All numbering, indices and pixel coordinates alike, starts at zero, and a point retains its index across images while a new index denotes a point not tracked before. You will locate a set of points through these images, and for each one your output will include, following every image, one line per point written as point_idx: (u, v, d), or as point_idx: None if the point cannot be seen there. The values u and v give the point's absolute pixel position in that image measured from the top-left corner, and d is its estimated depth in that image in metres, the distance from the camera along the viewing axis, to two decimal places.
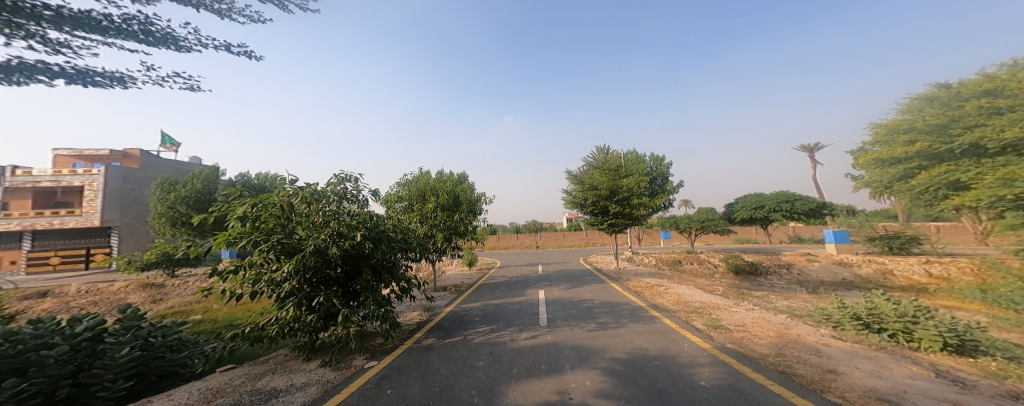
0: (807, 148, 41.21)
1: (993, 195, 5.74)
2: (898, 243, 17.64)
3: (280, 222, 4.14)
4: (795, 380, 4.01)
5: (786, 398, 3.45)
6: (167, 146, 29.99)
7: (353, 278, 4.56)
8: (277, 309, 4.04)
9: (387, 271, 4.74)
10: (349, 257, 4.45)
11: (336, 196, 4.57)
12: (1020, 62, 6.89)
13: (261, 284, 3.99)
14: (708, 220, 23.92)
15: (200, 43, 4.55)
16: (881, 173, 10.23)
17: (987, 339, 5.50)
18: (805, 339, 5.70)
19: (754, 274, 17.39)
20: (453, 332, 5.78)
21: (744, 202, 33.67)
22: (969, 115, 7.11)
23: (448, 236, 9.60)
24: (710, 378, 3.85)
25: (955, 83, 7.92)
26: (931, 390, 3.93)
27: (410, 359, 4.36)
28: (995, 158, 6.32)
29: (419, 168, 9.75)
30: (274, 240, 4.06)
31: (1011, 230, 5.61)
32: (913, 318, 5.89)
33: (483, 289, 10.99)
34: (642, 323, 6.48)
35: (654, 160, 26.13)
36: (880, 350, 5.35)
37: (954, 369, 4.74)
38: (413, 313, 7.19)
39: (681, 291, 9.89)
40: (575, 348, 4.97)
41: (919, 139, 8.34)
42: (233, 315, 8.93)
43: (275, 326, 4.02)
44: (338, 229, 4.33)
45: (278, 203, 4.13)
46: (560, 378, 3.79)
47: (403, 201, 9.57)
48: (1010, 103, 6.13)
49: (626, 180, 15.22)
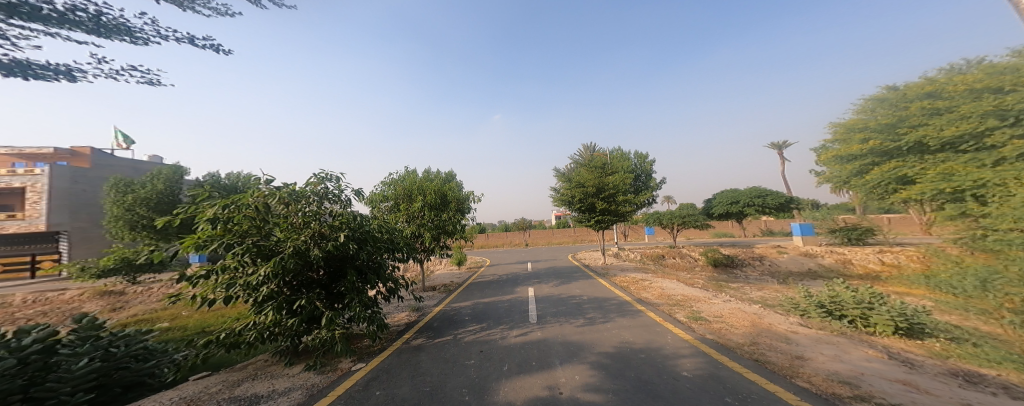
0: (779, 146, 42.87)
1: (936, 188, 6.27)
2: (855, 234, 18.77)
3: (255, 223, 3.99)
4: (768, 367, 4.23)
5: (760, 385, 3.63)
6: (120, 143, 28.11)
7: (336, 280, 4.47)
8: (254, 314, 3.88)
9: (372, 272, 4.67)
10: (333, 259, 4.36)
11: (315, 195, 4.46)
12: (956, 66, 7.48)
13: (236, 288, 3.81)
14: (689, 216, 24.68)
15: (160, 35, 4.32)
16: (841, 169, 10.85)
17: (931, 322, 5.98)
18: (775, 328, 6.01)
19: (730, 266, 18.08)
20: (443, 331, 5.76)
21: (720, 197, 34.91)
22: (913, 115, 7.64)
23: (436, 236, 9.52)
24: (692, 369, 4.02)
25: (901, 85, 8.46)
26: (885, 371, 4.24)
27: (400, 360, 4.32)
28: (936, 154, 6.84)
29: (405, 167, 9.60)
30: (250, 242, 3.90)
31: (950, 220, 6.09)
32: (869, 305, 6.30)
33: (472, 288, 11.00)
34: (628, 317, 6.66)
35: (638, 157, 26.74)
36: (841, 336, 5.72)
37: (904, 351, 5.13)
38: (402, 314, 7.12)
39: (665, 285, 10.22)
40: (564, 343, 5.06)
41: (873, 137, 8.93)
42: (206, 321, 8.55)
43: (254, 331, 3.85)
44: (320, 230, 4.22)
45: (253, 203, 3.97)
46: (550, 373, 3.85)
47: (388, 201, 9.37)
48: (948, 105, 6.64)
49: (611, 177, 15.50)
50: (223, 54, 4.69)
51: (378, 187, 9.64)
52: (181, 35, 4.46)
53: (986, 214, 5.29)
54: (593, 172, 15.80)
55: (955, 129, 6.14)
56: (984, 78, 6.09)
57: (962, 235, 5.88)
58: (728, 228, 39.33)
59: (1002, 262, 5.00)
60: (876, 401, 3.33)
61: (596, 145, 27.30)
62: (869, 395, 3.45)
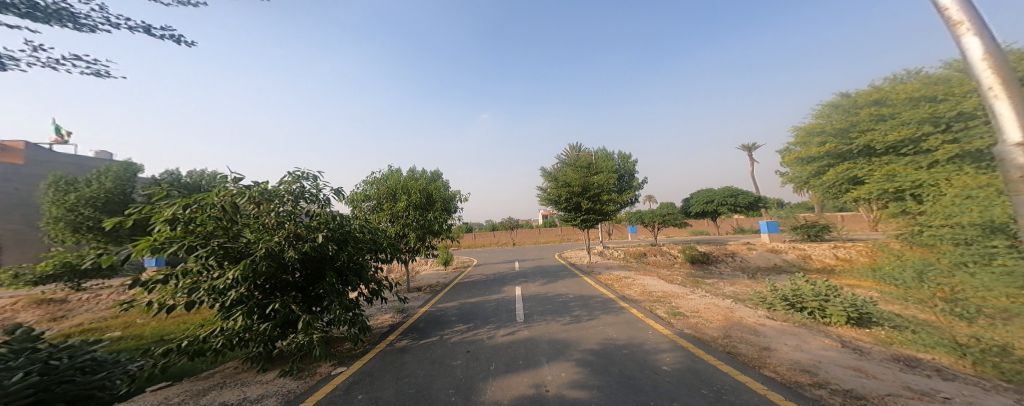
0: (749, 148, 44.66)
1: (881, 188, 6.80)
2: (814, 231, 19.90)
3: (221, 224, 3.80)
4: (739, 359, 4.45)
5: (733, 376, 3.81)
6: (54, 136, 25.68)
7: (314, 282, 4.32)
8: (222, 319, 3.69)
9: (353, 273, 4.53)
10: (311, 261, 4.21)
11: (289, 195, 4.29)
12: (900, 76, 8.08)
13: (199, 293, 3.62)
14: (669, 214, 25.45)
15: (110, 23, 4.08)
16: (801, 170, 11.48)
17: (877, 312, 6.46)
18: (746, 320, 6.31)
19: (706, 263, 18.74)
20: (428, 333, 5.70)
21: (696, 197, 36.11)
22: (863, 121, 8.14)
23: (422, 236, 9.37)
24: (672, 363, 4.17)
25: (853, 92, 9.00)
26: (839, 358, 4.55)
27: (383, 362, 4.24)
28: (882, 157, 7.39)
29: (388, 166, 9.40)
30: (215, 244, 3.69)
31: (893, 218, 6.57)
32: (825, 297, 6.73)
33: (459, 288, 10.92)
34: (612, 314, 6.81)
35: (622, 157, 27.34)
36: (802, 326, 6.08)
37: (854, 339, 5.52)
38: (385, 316, 6.98)
39: (647, 282, 10.51)
40: (550, 341, 5.12)
41: (828, 140, 9.42)
42: (163, 329, 8.02)
43: (221, 337, 3.66)
44: (296, 231, 4.08)
45: (219, 203, 3.76)
46: (536, 372, 3.90)
47: (370, 200, 9.13)
48: (891, 111, 7.18)
49: (597, 177, 15.76)
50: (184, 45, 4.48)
51: (358, 187, 9.40)
52: (136, 24, 4.24)
53: (922, 213, 5.72)
54: (578, 172, 16.03)
55: (898, 133, 6.65)
56: (921, 87, 6.59)
57: (903, 231, 6.29)
58: (704, 226, 40.75)
59: (936, 255, 5.46)
60: (834, 386, 3.57)
61: (581, 145, 27.61)
62: (827, 382, 3.70)
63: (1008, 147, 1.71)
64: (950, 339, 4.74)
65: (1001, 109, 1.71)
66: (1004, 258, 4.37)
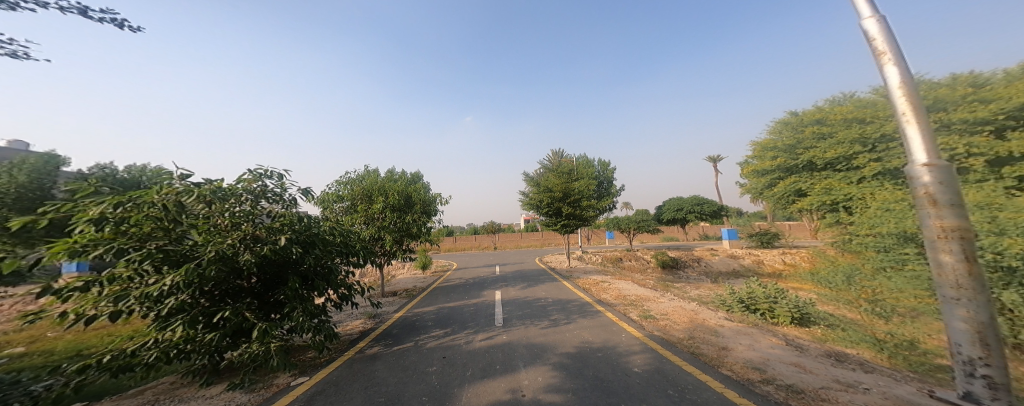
0: (713, 159, 47.41)
1: (820, 200, 7.55)
2: (767, 238, 21.46)
3: (162, 225, 3.38)
4: (701, 359, 4.81)
5: (695, 376, 4.12)
6: None
7: (273, 288, 4.11)
8: (157, 330, 3.34)
9: (320, 278, 4.36)
10: (272, 265, 4.01)
11: (246, 194, 4.01)
12: (837, 99, 8.96)
13: (129, 301, 3.16)
14: (642, 221, 26.51)
15: (36, 1, 3.36)
16: (755, 182, 12.37)
17: (816, 312, 7.16)
18: (707, 322, 6.76)
19: (675, 268, 19.63)
20: (402, 339, 5.67)
21: (667, 205, 37.69)
22: (807, 139, 8.96)
23: (398, 238, 9.25)
24: (642, 365, 4.45)
25: (801, 112, 9.85)
26: (783, 356, 5.03)
27: (352, 370, 4.21)
28: (822, 172, 8.19)
29: (366, 166, 9.23)
30: (153, 246, 3.30)
31: (830, 227, 7.32)
32: (774, 298, 7.34)
33: (437, 293, 10.85)
34: (588, 318, 7.08)
35: (602, 165, 28.23)
36: (754, 327, 6.62)
37: (797, 337, 6.09)
38: (356, 322, 6.82)
39: (621, 286, 10.94)
40: (528, 346, 5.29)
41: (778, 155, 10.21)
42: (84, 342, 7.16)
43: (155, 351, 3.27)
44: (254, 233, 3.85)
45: (160, 201, 3.33)
46: (514, 376, 4.05)
47: (343, 201, 8.93)
48: (829, 131, 7.95)
49: (578, 183, 16.18)
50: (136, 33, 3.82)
51: (331, 187, 9.11)
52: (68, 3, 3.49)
53: (853, 223, 6.46)
54: (560, 177, 16.39)
55: (834, 152, 7.33)
56: (852, 111, 7.38)
57: (837, 239, 7.04)
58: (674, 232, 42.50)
59: (860, 260, 6.08)
60: (779, 382, 3.96)
61: (564, 151, 28.11)
62: (773, 378, 4.09)
63: (915, 165, 2.56)
64: (870, 335, 5.27)
65: (912, 132, 2.51)
66: (914, 264, 5.03)
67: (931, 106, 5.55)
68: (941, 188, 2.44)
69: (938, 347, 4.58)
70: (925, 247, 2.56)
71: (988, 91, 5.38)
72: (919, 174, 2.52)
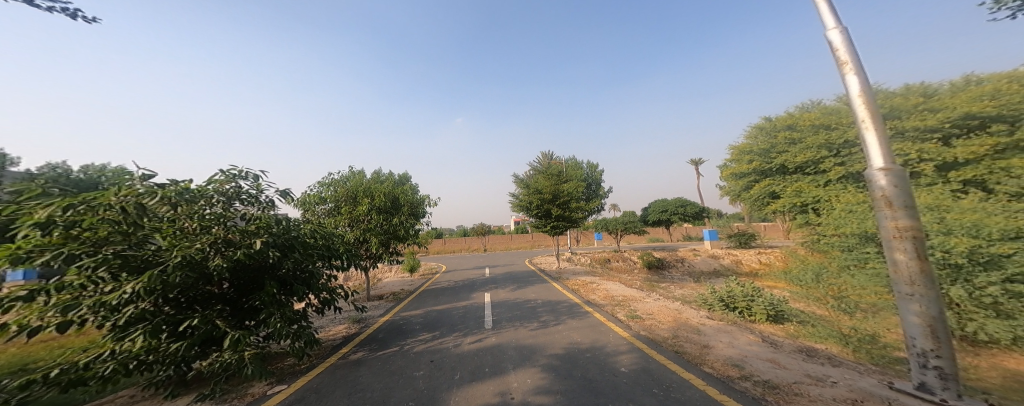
0: (695, 162, 48.50)
1: (791, 202, 7.90)
2: (745, 239, 22.20)
3: (120, 229, 3.21)
4: (684, 357, 4.96)
5: (680, 374, 4.26)
6: None
7: (246, 294, 4.03)
8: (112, 342, 3.15)
9: (300, 282, 4.27)
10: (245, 270, 3.94)
11: (218, 196, 3.86)
12: (807, 105, 9.39)
13: (80, 310, 3.00)
14: (629, 222, 26.93)
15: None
16: (733, 184, 12.79)
17: (790, 310, 7.48)
18: (690, 321, 6.95)
19: (660, 268, 20.02)
20: (389, 343, 5.64)
21: (653, 206, 38.42)
22: (779, 144, 9.36)
23: (385, 241, 9.16)
24: (629, 364, 4.57)
25: (774, 117, 10.27)
26: (760, 352, 5.25)
27: (335, 377, 4.15)
28: (793, 174, 8.57)
29: (350, 167, 9.07)
30: (109, 252, 3.17)
31: (800, 227, 7.68)
32: (753, 296, 7.62)
33: (424, 296, 10.77)
34: (577, 319, 7.18)
35: (590, 167, 28.63)
36: (733, 324, 6.86)
37: (772, 334, 6.37)
38: (340, 327, 6.72)
39: (609, 287, 11.12)
40: (517, 348, 5.33)
41: (754, 159, 10.59)
42: (30, 356, 6.74)
43: (111, 363, 3.08)
44: (225, 236, 3.75)
45: (118, 204, 3.13)
46: (503, 379, 4.09)
47: (327, 203, 8.74)
48: (799, 136, 8.34)
49: (567, 185, 16.35)
50: (84, 23, 3.61)
51: (314, 189, 8.67)
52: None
53: (821, 223, 6.81)
54: (550, 179, 16.50)
55: (804, 156, 7.69)
56: (819, 117, 7.76)
57: (806, 239, 7.40)
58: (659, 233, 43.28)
59: (828, 260, 6.37)
60: (756, 378, 4.14)
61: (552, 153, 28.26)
62: (752, 374, 4.27)
63: (873, 169, 2.75)
64: (837, 330, 5.51)
65: (870, 139, 2.70)
66: (874, 262, 5.37)
67: (887, 115, 5.93)
68: (896, 191, 2.63)
69: (897, 341, 4.87)
70: (884, 247, 2.75)
71: (937, 100, 5.77)
72: (877, 177, 2.71)
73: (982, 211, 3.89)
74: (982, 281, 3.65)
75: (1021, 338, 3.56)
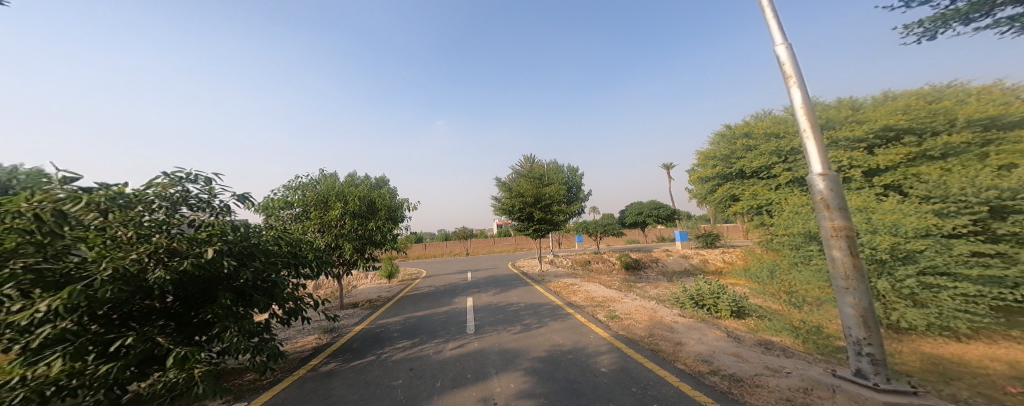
0: (667, 166, 50.43)
1: (749, 205, 8.46)
2: (711, 239, 23.37)
3: (34, 239, 2.59)
4: (660, 355, 5.21)
5: (655, 371, 4.49)
6: None
7: (195, 307, 3.65)
8: (23, 366, 2.51)
9: (260, 293, 3.96)
10: (195, 281, 3.57)
11: (159, 201, 3.45)
12: (762, 114, 10.12)
13: None
14: (607, 224, 27.61)
15: None
16: (699, 188, 13.51)
17: (751, 305, 8.00)
18: (664, 319, 7.27)
19: (637, 269, 20.65)
20: (364, 353, 5.56)
21: (629, 209, 39.55)
22: (737, 151, 10.02)
23: (360, 246, 8.98)
24: (608, 364, 4.75)
25: (733, 125, 10.97)
26: (726, 347, 5.59)
27: (306, 391, 4.07)
28: (750, 179, 9.19)
29: (320, 170, 8.83)
30: (19, 266, 2.54)
31: (757, 228, 8.26)
32: (719, 293, 8.09)
33: (402, 302, 10.61)
34: (559, 321, 7.35)
35: (571, 170, 29.15)
36: (702, 321, 7.25)
37: (735, 328, 6.80)
38: (309, 338, 6.54)
39: (590, 288, 11.41)
40: (500, 352, 5.41)
41: (716, 164, 11.21)
42: None
43: (23, 390, 2.41)
44: (170, 245, 3.29)
45: (34, 210, 2.48)
46: (486, 384, 4.15)
47: (293, 207, 8.41)
48: (753, 143, 8.99)
49: (549, 188, 16.58)
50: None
51: (277, 192, 7.82)
52: None
53: (773, 224, 7.37)
54: (532, 183, 16.69)
55: (758, 162, 8.28)
56: (770, 126, 8.38)
57: (761, 238, 7.99)
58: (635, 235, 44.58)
59: (780, 257, 6.85)
60: (723, 372, 4.42)
61: (533, 156, 28.50)
62: (719, 368, 4.55)
63: (814, 175, 3.06)
64: (788, 323, 5.91)
65: (811, 147, 3.03)
66: (817, 259, 6.03)
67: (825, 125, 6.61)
68: (832, 194, 2.95)
69: (837, 331, 5.36)
70: (822, 244, 3.06)
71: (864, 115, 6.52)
72: (817, 182, 3.01)
73: (900, 212, 4.37)
74: (902, 274, 4.13)
75: (934, 324, 4.04)
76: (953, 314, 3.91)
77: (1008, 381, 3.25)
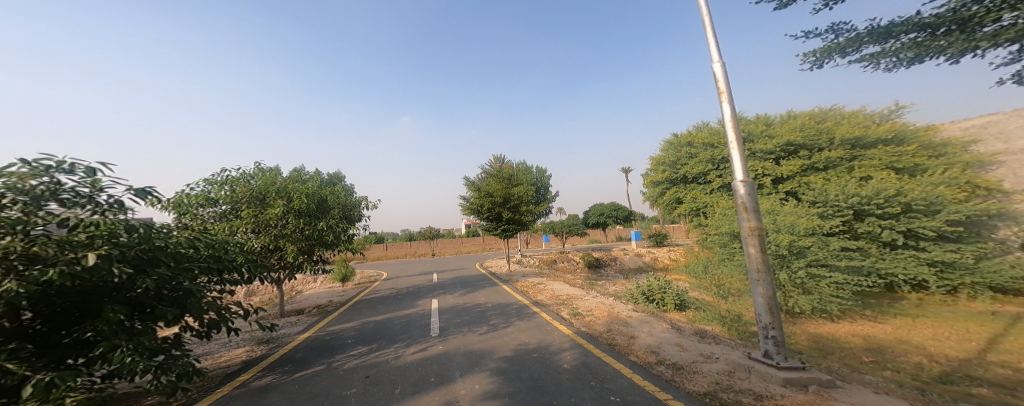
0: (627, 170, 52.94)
1: (690, 209, 9.31)
2: (662, 239, 25.11)
3: None
4: (617, 349, 5.64)
5: (611, 365, 4.89)
6: None
7: (71, 324, 2.50)
8: None
9: (168, 303, 2.95)
10: (69, 292, 2.42)
11: (14, 194, 2.23)
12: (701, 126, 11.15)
13: None
14: (570, 224, 28.53)
15: None
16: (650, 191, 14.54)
17: (694, 299, 8.83)
18: (620, 315, 7.82)
19: (598, 267, 21.59)
20: (309, 363, 5.47)
21: (593, 210, 40.99)
22: (682, 160, 10.93)
23: (308, 247, 8.67)
24: (571, 361, 5.09)
25: (679, 135, 11.92)
26: (671, 338, 6.16)
27: (247, 397, 3.99)
28: (690, 185, 10.08)
29: (258, 166, 8.34)
30: None
31: (696, 228, 9.16)
32: (666, 287, 8.84)
33: (361, 307, 10.42)
34: (525, 320, 7.66)
35: (539, 171, 29.67)
36: (651, 315, 7.90)
37: (677, 320, 7.51)
38: (239, 350, 6.25)
39: (554, 286, 11.86)
40: (465, 354, 5.58)
41: (663, 170, 12.10)
42: None
43: None
44: (35, 250, 2.17)
45: None
46: (453, 386, 4.32)
47: (221, 203, 7.74)
48: (694, 153, 9.87)
49: (518, 189, 16.86)
50: None
51: (194, 187, 6.21)
52: None
53: (708, 226, 8.21)
54: (501, 183, 16.86)
55: (696, 169, 9.18)
56: (709, 138, 9.26)
57: (698, 238, 8.86)
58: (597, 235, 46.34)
59: (712, 255, 7.66)
60: (667, 362, 4.90)
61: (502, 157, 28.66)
62: (664, 359, 5.04)
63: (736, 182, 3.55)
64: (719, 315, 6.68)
65: (735, 157, 3.47)
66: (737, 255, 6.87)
67: None
68: (750, 199, 3.46)
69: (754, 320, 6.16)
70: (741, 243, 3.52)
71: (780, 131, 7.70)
72: (739, 187, 3.51)
73: (798, 215, 5.16)
74: (796, 266, 4.86)
75: (818, 308, 4.81)
76: (830, 298, 4.72)
77: (864, 353, 4.03)
